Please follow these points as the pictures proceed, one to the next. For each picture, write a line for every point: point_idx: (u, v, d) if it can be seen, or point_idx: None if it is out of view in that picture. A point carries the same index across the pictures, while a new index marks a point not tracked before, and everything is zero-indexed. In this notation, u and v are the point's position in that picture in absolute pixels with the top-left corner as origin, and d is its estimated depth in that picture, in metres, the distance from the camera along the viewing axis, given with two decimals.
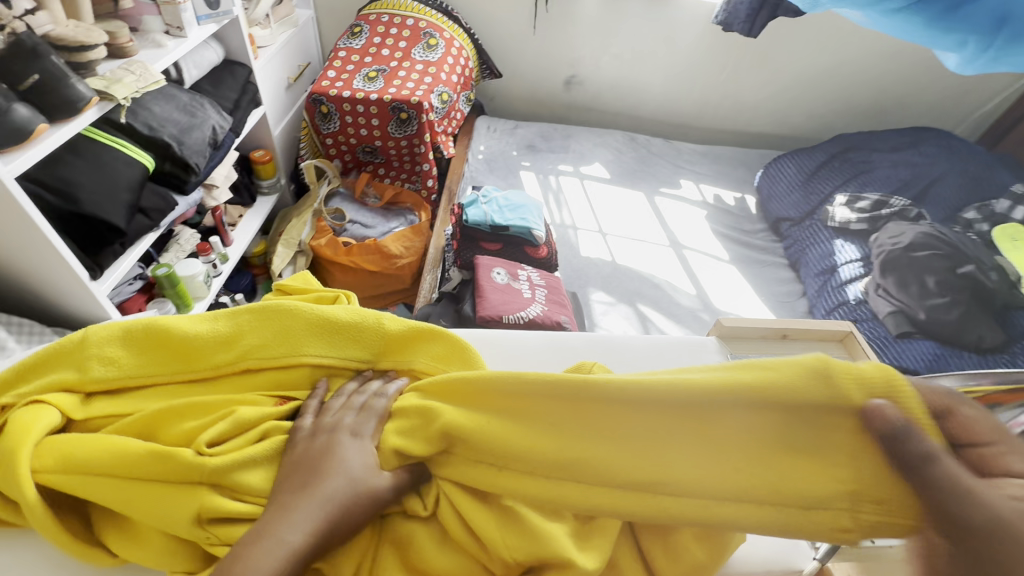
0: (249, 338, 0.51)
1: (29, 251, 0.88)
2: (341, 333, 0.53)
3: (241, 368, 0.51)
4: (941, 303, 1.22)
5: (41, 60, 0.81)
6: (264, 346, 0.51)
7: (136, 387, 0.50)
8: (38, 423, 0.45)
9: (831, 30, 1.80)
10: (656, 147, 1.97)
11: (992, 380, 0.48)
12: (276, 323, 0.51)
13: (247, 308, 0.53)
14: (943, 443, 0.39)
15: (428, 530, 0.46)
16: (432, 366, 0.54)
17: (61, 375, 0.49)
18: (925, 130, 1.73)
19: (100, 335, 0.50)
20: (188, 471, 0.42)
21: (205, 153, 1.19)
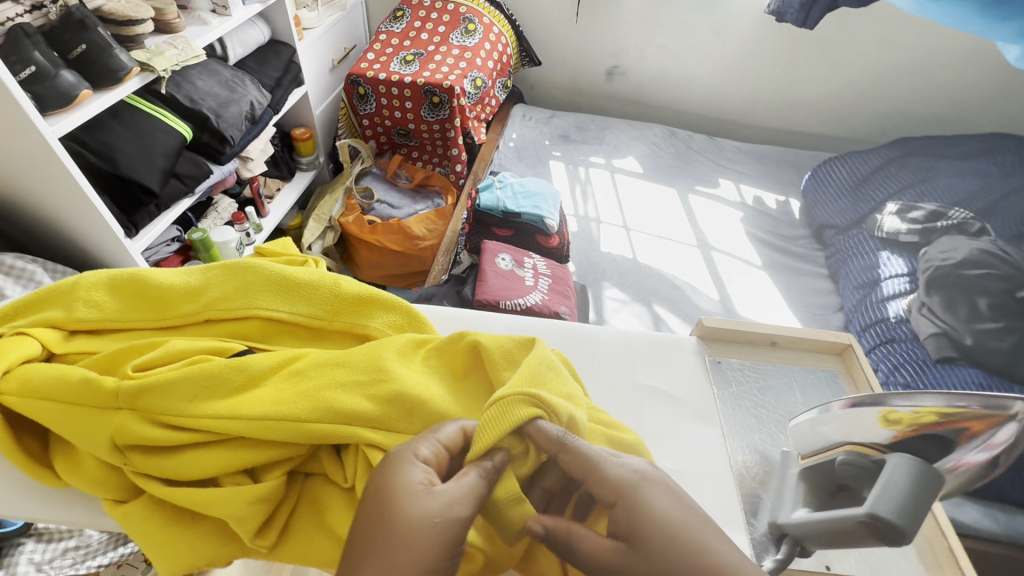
0: (214, 290, 0.53)
1: (72, 207, 0.97)
2: (297, 291, 0.53)
3: (205, 319, 0.53)
4: (994, 328, 1.08)
5: (89, 31, 0.90)
6: (224, 299, 0.53)
7: (113, 329, 0.54)
8: (17, 350, 0.48)
9: (903, 22, 1.64)
10: (697, 143, 1.89)
11: (979, 404, 0.39)
12: (238, 278, 0.54)
13: (219, 265, 0.56)
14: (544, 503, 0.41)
15: (341, 497, 0.44)
16: (386, 332, 0.54)
17: (50, 313, 0.53)
18: (1002, 138, 1.56)
19: (87, 280, 0.54)
20: (112, 397, 0.43)
21: (241, 127, 1.26)
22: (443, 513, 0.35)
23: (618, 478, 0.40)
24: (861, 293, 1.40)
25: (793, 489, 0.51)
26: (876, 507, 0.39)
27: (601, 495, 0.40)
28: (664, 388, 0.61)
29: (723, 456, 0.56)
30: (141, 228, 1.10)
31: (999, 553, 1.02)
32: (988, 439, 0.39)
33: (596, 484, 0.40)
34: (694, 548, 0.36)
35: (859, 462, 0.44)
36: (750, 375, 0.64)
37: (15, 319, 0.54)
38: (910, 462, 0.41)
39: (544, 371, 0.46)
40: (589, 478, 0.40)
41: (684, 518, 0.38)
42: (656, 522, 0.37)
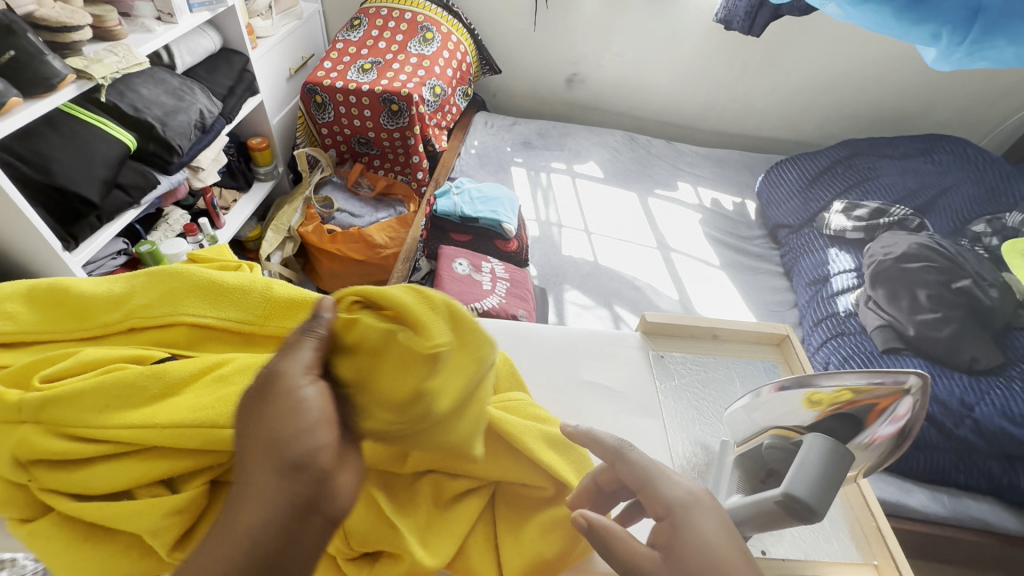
0: (138, 298, 0.52)
1: (3, 220, 0.93)
2: (226, 297, 0.52)
3: (130, 325, 0.51)
4: (932, 319, 1.14)
5: (17, 37, 0.86)
6: (149, 306, 0.51)
7: (34, 343, 0.52)
8: None
9: (845, 31, 1.72)
10: (656, 148, 1.94)
11: None
12: (163, 284, 0.52)
13: (144, 272, 0.54)
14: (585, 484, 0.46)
15: None
16: None
17: None
18: (939, 138, 1.64)
19: (5, 292, 0.52)
20: (18, 409, 0.41)
21: (189, 136, 1.23)
22: (265, 377, 0.36)
23: (672, 496, 0.41)
24: (813, 289, 1.43)
25: (728, 476, 0.51)
26: (791, 487, 0.40)
27: (652, 509, 0.41)
28: (608, 383, 0.61)
29: (664, 448, 0.56)
30: (81, 242, 1.06)
31: (945, 535, 1.06)
32: (893, 412, 0.44)
33: (652, 497, 0.42)
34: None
35: (782, 446, 0.46)
36: (692, 368, 0.65)
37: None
38: (824, 442, 0.41)
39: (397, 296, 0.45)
40: (643, 491, 0.42)
41: (730, 550, 0.38)
42: (706, 547, 0.38)
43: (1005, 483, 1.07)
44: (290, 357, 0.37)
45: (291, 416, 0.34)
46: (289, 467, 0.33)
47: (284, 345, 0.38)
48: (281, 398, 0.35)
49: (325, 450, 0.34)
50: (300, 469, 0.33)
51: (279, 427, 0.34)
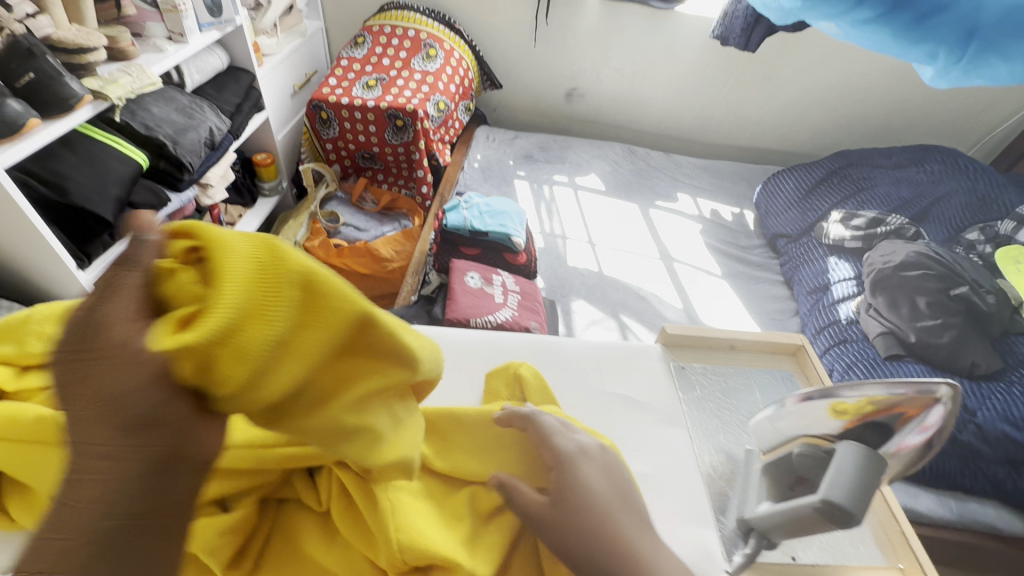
0: None
1: (20, 240, 0.94)
2: None
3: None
4: (931, 325, 1.18)
5: (37, 60, 0.87)
6: None
7: None
8: None
9: (836, 47, 1.77)
10: (655, 160, 1.97)
11: None
12: None
13: None
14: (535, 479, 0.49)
15: (316, 525, 0.44)
16: None
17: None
18: (930, 148, 1.69)
19: (40, 314, 0.52)
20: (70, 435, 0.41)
21: (199, 153, 1.24)
22: (81, 326, 0.30)
23: (563, 448, 0.46)
24: (814, 297, 1.45)
25: (756, 484, 0.53)
26: (830, 493, 0.42)
27: (545, 460, 0.45)
28: (633, 395, 0.63)
29: (691, 457, 0.58)
30: (94, 259, 1.06)
31: (951, 539, 1.08)
32: (921, 421, 0.45)
33: (546, 451, 0.46)
34: (597, 523, 0.40)
35: (813, 453, 0.47)
36: (712, 378, 0.67)
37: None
38: (857, 449, 0.43)
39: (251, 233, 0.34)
40: (541, 446, 0.47)
41: (605, 492, 0.43)
42: (587, 490, 0.42)
43: (1008, 485, 1.09)
44: (109, 302, 0.31)
45: (118, 369, 0.29)
46: (129, 428, 0.29)
47: (100, 289, 0.32)
48: (98, 349, 0.30)
49: (169, 397, 0.30)
50: (147, 426, 0.29)
51: (108, 386, 0.29)
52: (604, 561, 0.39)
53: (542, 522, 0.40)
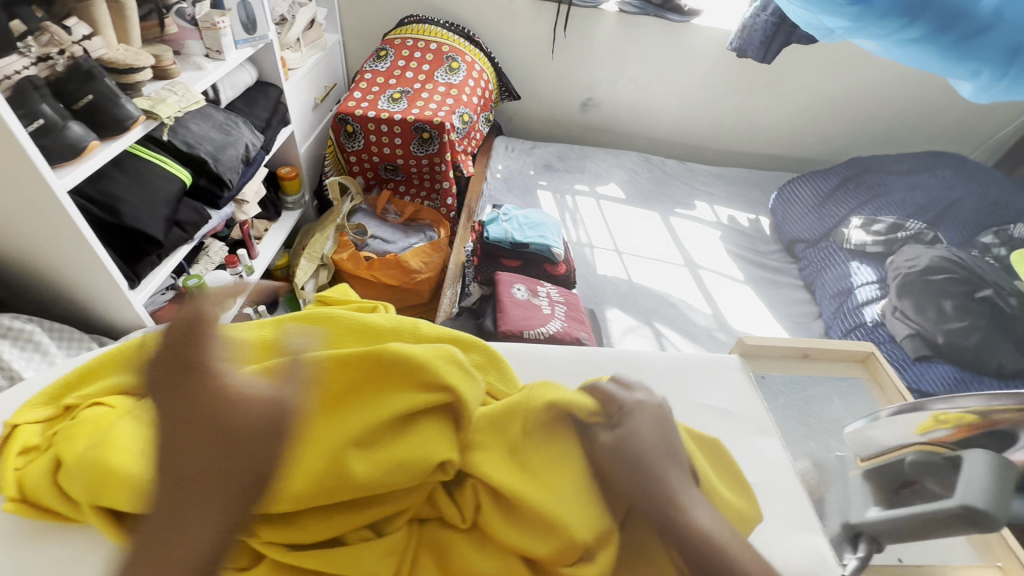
0: (293, 341, 0.54)
1: (75, 261, 0.93)
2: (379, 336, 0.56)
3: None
4: (959, 328, 1.22)
5: (96, 82, 0.87)
6: (308, 351, 0.54)
7: None
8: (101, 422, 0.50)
9: (845, 58, 1.84)
10: (671, 168, 2.01)
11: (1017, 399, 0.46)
12: (319, 327, 0.55)
13: (292, 317, 0.58)
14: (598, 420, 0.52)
15: (468, 538, 0.49)
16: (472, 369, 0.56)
17: (124, 380, 0.55)
18: (939, 155, 1.75)
19: (155, 340, 0.56)
20: None
21: (238, 170, 1.23)
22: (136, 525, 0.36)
23: (624, 403, 0.53)
24: (837, 301, 1.50)
25: (858, 490, 0.57)
26: (967, 498, 0.45)
27: (607, 411, 0.53)
28: (721, 405, 0.65)
29: (789, 465, 0.61)
30: (143, 278, 1.05)
31: None
32: None
33: (610, 404, 0.53)
34: (645, 464, 0.47)
35: (931, 459, 0.50)
36: (792, 387, 0.71)
37: (76, 389, 0.57)
38: (988, 462, 0.45)
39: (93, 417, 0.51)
40: (605, 399, 0.54)
41: (651, 436, 0.49)
42: (635, 438, 0.48)
43: None
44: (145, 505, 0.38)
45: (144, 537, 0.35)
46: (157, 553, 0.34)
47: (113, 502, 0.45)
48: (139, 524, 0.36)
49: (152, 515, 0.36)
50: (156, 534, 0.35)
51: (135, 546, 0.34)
52: (648, 487, 0.45)
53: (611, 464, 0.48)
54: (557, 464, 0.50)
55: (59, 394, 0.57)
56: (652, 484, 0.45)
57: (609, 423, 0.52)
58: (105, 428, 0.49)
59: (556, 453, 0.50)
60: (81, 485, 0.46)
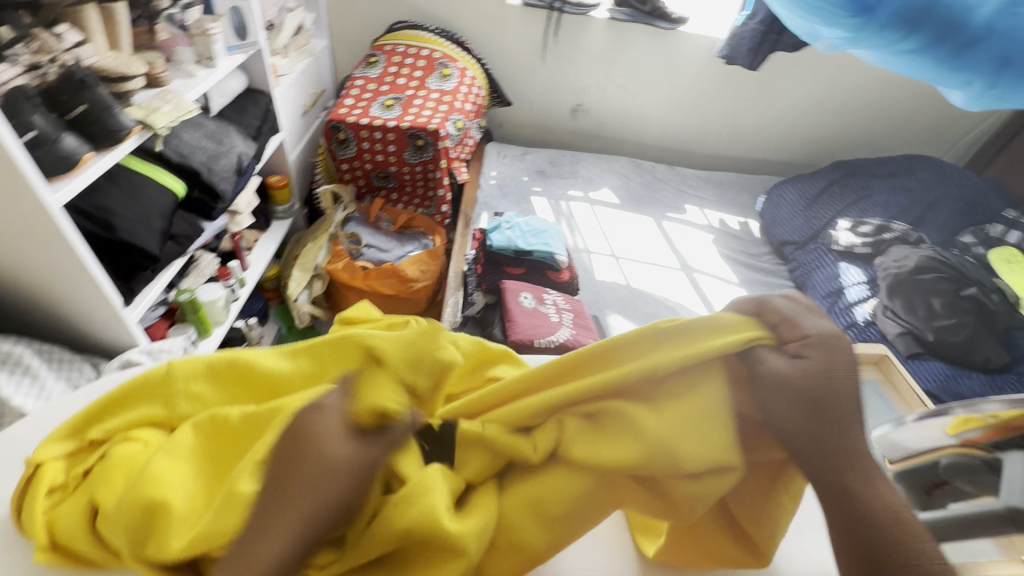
0: (334, 369, 0.54)
1: (68, 279, 0.88)
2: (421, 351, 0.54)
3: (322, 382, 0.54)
4: (948, 325, 1.28)
5: (89, 91, 0.83)
6: (350, 371, 0.53)
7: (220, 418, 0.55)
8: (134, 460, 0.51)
9: (826, 66, 1.90)
10: (661, 173, 2.03)
11: None
12: (353, 349, 0.53)
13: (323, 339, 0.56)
14: (769, 347, 0.49)
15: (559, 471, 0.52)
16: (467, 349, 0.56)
17: (150, 411, 0.55)
18: (918, 158, 1.82)
19: (182, 371, 0.55)
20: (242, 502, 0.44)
21: (232, 180, 1.19)
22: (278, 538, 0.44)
23: (810, 331, 0.48)
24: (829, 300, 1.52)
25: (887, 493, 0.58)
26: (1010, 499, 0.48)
27: (782, 334, 0.49)
28: None
29: None
30: (137, 294, 1.01)
31: None
32: None
33: (789, 329, 0.49)
34: (823, 402, 0.45)
35: (968, 462, 0.52)
36: None
37: (99, 422, 0.56)
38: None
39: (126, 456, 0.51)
40: (783, 325, 0.49)
41: (836, 377, 0.45)
42: (819, 377, 0.45)
43: None
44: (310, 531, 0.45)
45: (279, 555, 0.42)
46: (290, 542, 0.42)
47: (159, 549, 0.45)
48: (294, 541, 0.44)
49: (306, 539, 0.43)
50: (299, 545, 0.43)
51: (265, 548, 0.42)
52: (827, 446, 0.44)
53: (777, 403, 0.46)
54: (692, 401, 0.49)
55: (82, 426, 0.56)
56: (839, 418, 0.44)
57: (783, 349, 0.48)
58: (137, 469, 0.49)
59: (697, 396, 0.50)
60: (117, 529, 0.46)
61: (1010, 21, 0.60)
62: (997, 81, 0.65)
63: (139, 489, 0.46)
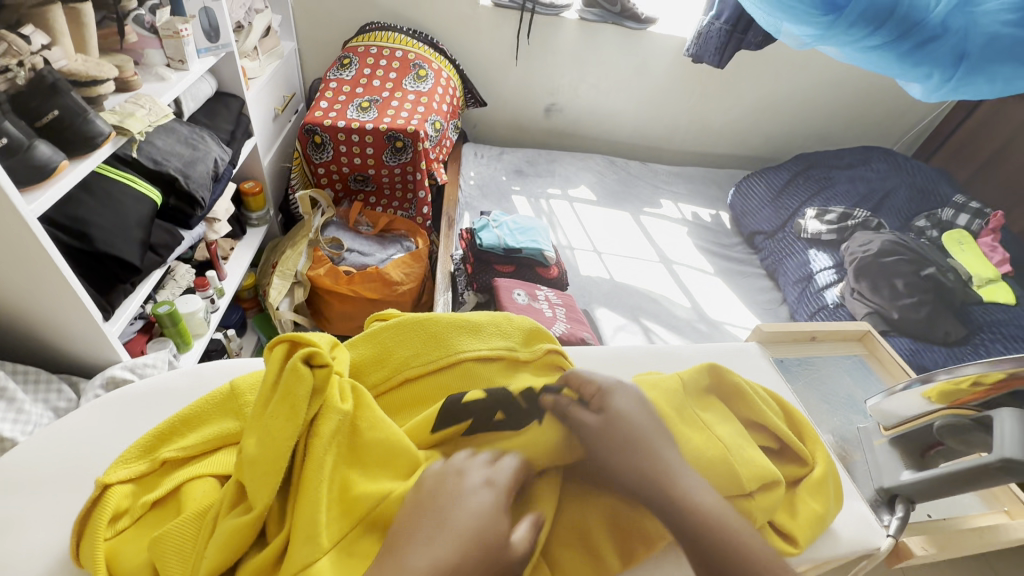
0: (403, 350, 0.59)
1: (42, 293, 0.84)
2: (479, 332, 0.61)
3: (399, 380, 0.58)
4: (910, 303, 1.38)
5: (62, 96, 0.78)
6: (417, 355, 0.59)
7: (212, 449, 0.59)
8: (113, 498, 0.54)
9: (785, 63, 2.00)
10: (634, 169, 2.08)
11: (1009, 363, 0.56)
12: (421, 332, 0.59)
13: (384, 326, 0.60)
14: (723, 378, 0.64)
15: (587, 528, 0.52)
16: (418, 348, 0.59)
17: (147, 442, 0.59)
18: (874, 148, 1.94)
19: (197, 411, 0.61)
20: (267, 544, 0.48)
21: (209, 186, 1.15)
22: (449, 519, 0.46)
23: (733, 383, 0.64)
24: (800, 286, 1.60)
25: None
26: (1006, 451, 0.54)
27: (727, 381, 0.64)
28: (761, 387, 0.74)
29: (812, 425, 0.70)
30: (116, 308, 0.96)
31: None
32: None
33: (728, 382, 0.64)
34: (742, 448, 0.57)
35: (960, 421, 0.59)
36: (805, 368, 0.84)
37: (169, 442, 0.60)
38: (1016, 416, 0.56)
39: (119, 502, 0.55)
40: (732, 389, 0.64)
41: (753, 399, 0.63)
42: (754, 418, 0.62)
43: None
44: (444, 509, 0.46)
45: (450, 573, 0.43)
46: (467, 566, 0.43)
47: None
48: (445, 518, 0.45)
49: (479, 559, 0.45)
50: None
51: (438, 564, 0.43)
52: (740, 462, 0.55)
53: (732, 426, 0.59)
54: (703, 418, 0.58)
55: (151, 446, 0.59)
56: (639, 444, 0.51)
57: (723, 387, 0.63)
58: (144, 502, 0.55)
59: (720, 411, 0.61)
60: (130, 553, 0.52)
61: (960, 21, 0.72)
62: (955, 72, 0.76)
63: (165, 546, 0.50)
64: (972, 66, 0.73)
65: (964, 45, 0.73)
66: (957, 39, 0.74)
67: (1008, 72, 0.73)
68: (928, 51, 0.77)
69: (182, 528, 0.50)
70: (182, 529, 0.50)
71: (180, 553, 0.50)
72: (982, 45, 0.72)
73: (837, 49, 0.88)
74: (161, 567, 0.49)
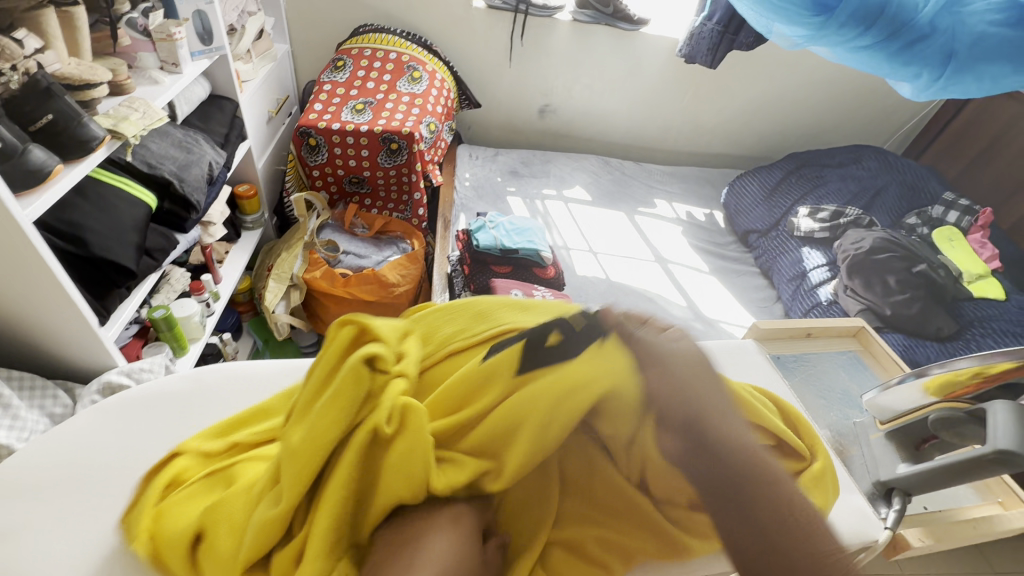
0: (446, 328, 0.63)
1: (37, 299, 0.83)
2: (524, 313, 0.64)
3: (440, 358, 0.61)
4: (902, 299, 1.40)
5: (56, 100, 0.78)
6: (461, 332, 0.62)
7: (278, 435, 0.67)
8: (178, 464, 0.64)
9: (777, 63, 2.01)
10: (628, 169, 2.09)
11: (1004, 356, 0.62)
12: (467, 313, 0.64)
13: (435, 309, 0.66)
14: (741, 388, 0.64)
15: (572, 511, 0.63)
16: (459, 334, 0.62)
17: (221, 427, 0.70)
18: (865, 147, 1.96)
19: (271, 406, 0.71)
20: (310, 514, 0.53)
21: (204, 190, 1.14)
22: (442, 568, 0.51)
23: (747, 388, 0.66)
24: (794, 284, 1.61)
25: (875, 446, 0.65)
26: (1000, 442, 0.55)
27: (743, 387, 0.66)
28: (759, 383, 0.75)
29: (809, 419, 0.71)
30: (111, 313, 0.96)
31: None
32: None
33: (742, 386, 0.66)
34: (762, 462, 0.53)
35: (954, 414, 0.61)
36: (800, 365, 0.85)
37: (240, 428, 0.69)
38: (1009, 407, 0.57)
39: (180, 470, 0.64)
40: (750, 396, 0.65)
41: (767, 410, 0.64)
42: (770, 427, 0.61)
43: None
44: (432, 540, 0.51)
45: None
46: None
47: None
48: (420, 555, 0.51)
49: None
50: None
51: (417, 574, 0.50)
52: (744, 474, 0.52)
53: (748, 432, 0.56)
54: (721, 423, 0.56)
55: (224, 430, 0.69)
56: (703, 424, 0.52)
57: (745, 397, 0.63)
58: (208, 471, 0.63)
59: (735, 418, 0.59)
60: (184, 510, 0.59)
61: (948, 21, 0.74)
62: (944, 70, 0.79)
63: (219, 508, 0.56)
64: (961, 64, 0.76)
65: (952, 44, 0.75)
66: (946, 38, 0.76)
67: (995, 71, 0.76)
68: (917, 50, 0.79)
69: (236, 494, 0.57)
70: (236, 493, 0.57)
71: (228, 516, 0.56)
72: (970, 46, 0.74)
73: (828, 49, 0.89)
74: (212, 528, 0.55)
